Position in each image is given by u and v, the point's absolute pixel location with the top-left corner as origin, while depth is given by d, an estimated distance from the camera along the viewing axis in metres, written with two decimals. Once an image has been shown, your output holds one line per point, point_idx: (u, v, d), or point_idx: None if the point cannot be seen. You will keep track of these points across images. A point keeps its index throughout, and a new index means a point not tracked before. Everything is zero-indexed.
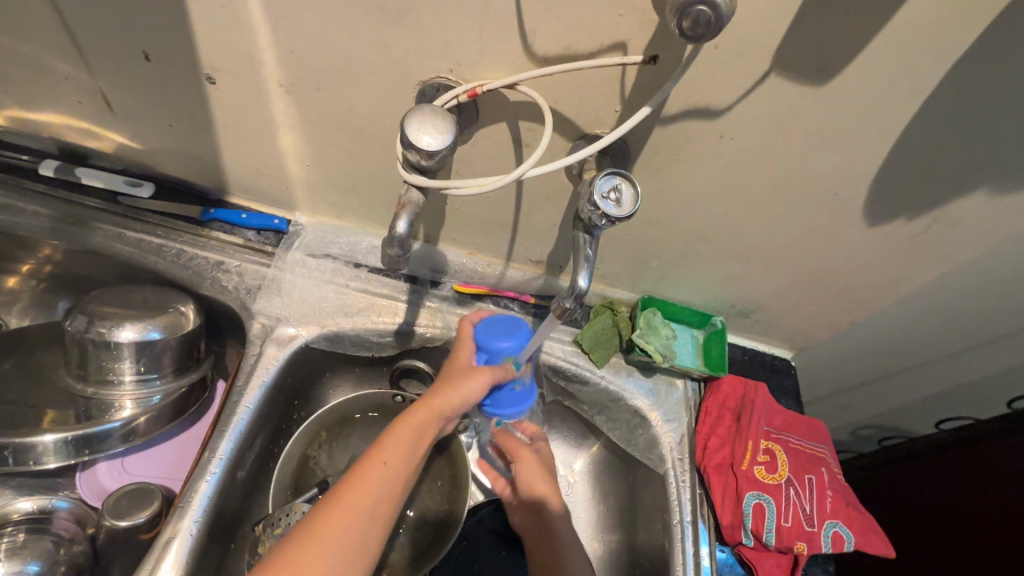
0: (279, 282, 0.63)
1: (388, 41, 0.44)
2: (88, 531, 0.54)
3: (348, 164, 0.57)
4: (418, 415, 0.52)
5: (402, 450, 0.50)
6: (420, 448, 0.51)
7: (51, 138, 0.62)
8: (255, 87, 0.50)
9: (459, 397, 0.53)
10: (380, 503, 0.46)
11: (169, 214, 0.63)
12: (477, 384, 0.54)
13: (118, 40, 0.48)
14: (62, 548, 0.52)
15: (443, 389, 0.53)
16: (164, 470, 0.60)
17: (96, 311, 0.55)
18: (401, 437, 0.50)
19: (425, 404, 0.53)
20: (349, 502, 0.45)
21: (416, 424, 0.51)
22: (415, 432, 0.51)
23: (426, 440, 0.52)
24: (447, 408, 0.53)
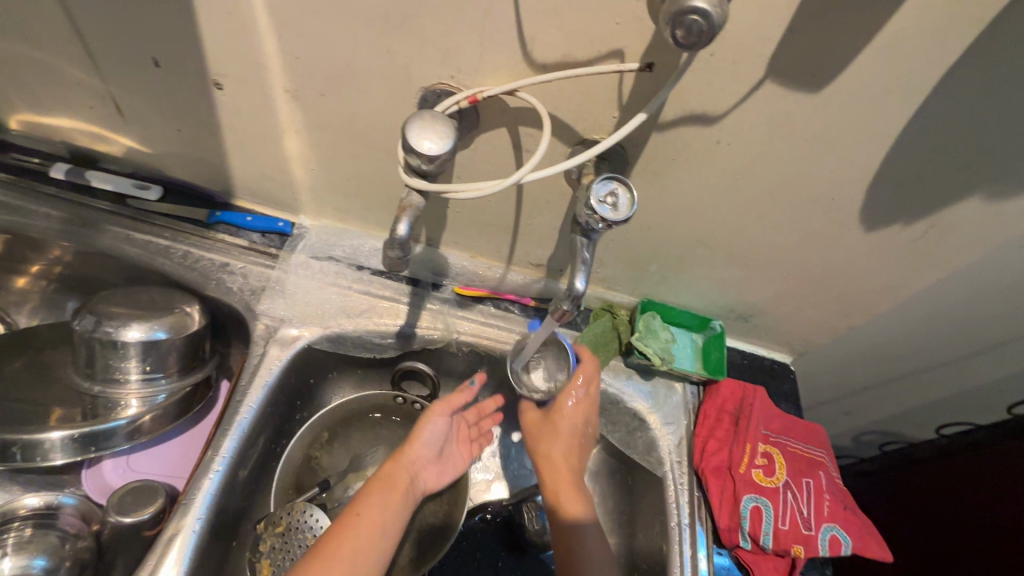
0: (282, 283, 0.64)
1: (391, 48, 0.45)
2: (90, 528, 0.54)
3: (351, 167, 0.58)
4: (383, 473, 0.58)
5: (376, 502, 0.55)
6: (395, 499, 0.56)
7: (62, 141, 0.63)
8: (262, 92, 0.51)
9: (419, 441, 0.61)
10: (362, 549, 0.51)
11: (175, 216, 0.64)
12: (435, 422, 0.62)
13: (128, 46, 0.49)
14: (67, 543, 0.53)
15: (406, 447, 0.61)
16: (169, 467, 0.60)
17: (104, 310, 0.56)
18: (371, 492, 0.55)
19: (388, 463, 0.59)
20: (331, 551, 0.49)
21: (382, 479, 0.57)
22: (384, 487, 0.56)
23: (401, 493, 0.57)
24: (412, 460, 0.60)
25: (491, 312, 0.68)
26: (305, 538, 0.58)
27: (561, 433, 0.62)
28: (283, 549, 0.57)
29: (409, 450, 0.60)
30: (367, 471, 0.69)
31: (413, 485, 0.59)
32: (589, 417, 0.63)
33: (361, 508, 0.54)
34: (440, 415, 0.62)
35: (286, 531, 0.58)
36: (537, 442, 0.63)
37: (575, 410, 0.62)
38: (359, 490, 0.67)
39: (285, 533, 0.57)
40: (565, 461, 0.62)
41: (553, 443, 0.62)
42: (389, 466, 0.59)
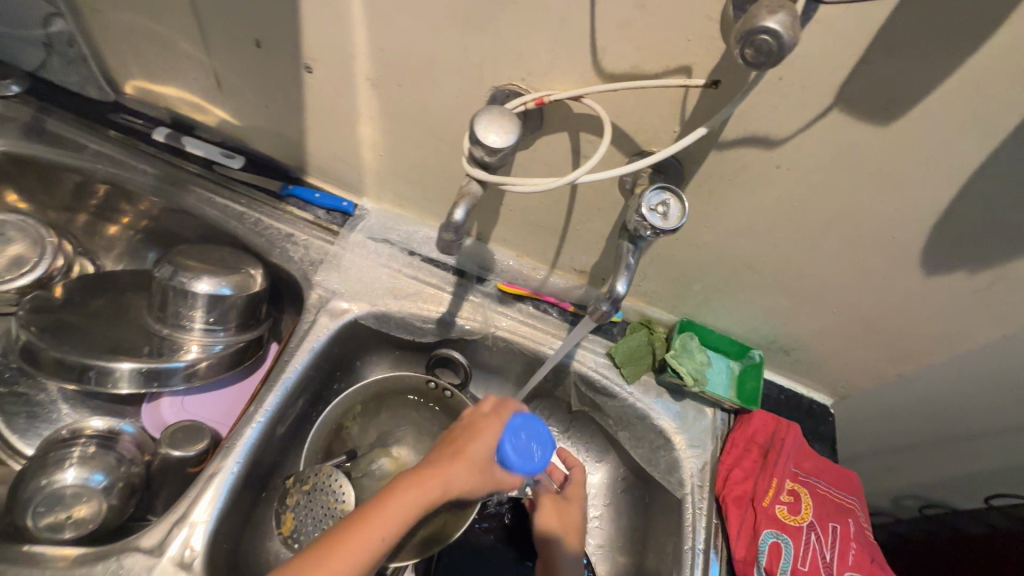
0: (339, 258, 0.68)
1: (469, 48, 0.48)
2: (145, 450, 0.57)
3: (417, 156, 0.61)
4: (427, 482, 0.50)
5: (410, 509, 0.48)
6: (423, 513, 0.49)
7: (167, 108, 0.70)
8: (346, 79, 0.55)
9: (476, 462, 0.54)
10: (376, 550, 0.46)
11: (253, 185, 0.70)
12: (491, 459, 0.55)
13: (237, 28, 0.55)
14: (122, 466, 0.55)
15: (459, 457, 0.53)
16: (216, 415, 0.64)
17: (180, 262, 0.62)
18: (411, 488, 0.49)
19: (431, 470, 0.51)
20: (344, 559, 0.44)
21: (422, 486, 0.49)
22: (421, 502, 0.49)
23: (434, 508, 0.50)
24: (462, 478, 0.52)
25: (529, 312, 0.70)
26: (327, 500, 0.60)
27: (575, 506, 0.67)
28: (307, 506, 0.59)
29: (453, 469, 0.52)
30: (392, 449, 0.71)
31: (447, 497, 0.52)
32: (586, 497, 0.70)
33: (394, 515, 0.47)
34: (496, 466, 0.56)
35: (312, 489, 0.61)
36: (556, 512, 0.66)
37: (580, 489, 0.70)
38: (383, 465, 0.69)
39: (310, 492, 0.60)
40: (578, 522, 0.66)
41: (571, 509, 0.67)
42: (434, 476, 0.51)
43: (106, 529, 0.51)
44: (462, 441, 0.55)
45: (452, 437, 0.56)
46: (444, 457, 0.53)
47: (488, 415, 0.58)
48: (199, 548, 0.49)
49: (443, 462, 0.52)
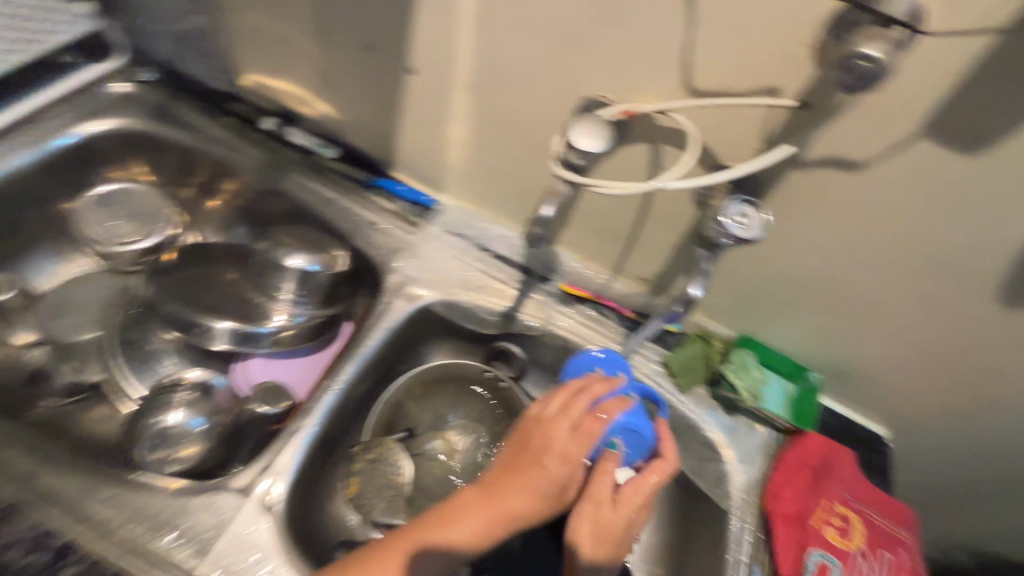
0: (416, 247, 0.73)
1: (567, 59, 0.52)
2: (238, 404, 0.63)
3: (500, 157, 0.66)
4: (487, 504, 0.55)
5: (466, 527, 0.54)
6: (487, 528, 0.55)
7: (276, 100, 0.77)
8: (446, 81, 0.60)
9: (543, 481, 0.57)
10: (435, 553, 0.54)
11: (345, 175, 0.76)
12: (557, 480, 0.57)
13: (353, 32, 0.61)
14: (218, 414, 0.61)
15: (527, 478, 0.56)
16: (296, 380, 0.70)
17: (280, 240, 0.71)
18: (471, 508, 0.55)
19: (497, 500, 0.55)
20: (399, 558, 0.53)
21: (487, 514, 0.55)
22: (482, 521, 0.55)
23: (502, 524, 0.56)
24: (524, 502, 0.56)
25: (590, 314, 0.72)
26: (387, 471, 0.65)
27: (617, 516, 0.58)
28: (370, 474, 0.65)
29: (519, 499, 0.56)
30: (446, 432, 0.74)
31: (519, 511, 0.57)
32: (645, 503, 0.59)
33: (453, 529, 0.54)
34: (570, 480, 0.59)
35: (376, 458, 0.66)
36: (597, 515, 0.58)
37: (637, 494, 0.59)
38: (437, 447, 0.72)
39: (373, 460, 0.65)
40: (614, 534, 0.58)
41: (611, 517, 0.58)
42: (498, 508, 0.55)
43: (202, 471, 0.57)
44: (537, 464, 0.57)
45: (526, 454, 0.58)
46: (511, 485, 0.56)
47: (569, 437, 0.57)
48: (280, 494, 0.53)
49: (508, 490, 0.56)
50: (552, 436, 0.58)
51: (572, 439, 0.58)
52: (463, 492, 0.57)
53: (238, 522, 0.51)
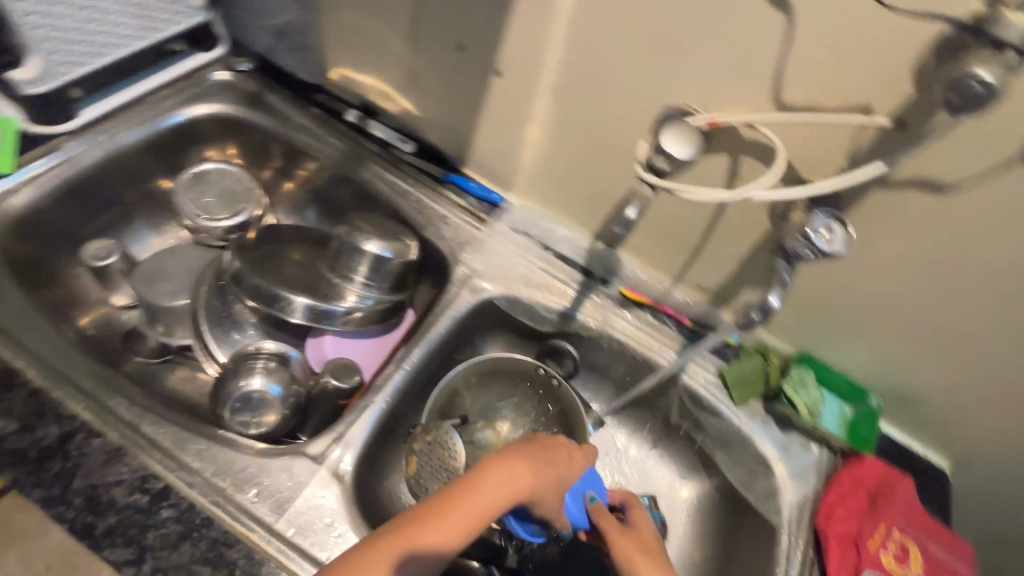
0: (483, 242, 0.76)
1: (656, 69, 0.53)
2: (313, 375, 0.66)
3: (574, 161, 0.68)
4: (512, 468, 0.50)
5: (488, 490, 0.47)
6: (516, 490, 0.49)
7: (359, 94, 0.81)
8: (530, 85, 0.63)
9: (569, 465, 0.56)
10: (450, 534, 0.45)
11: (420, 169, 0.80)
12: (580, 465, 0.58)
13: (446, 34, 0.64)
14: (294, 384, 0.64)
15: (552, 451, 0.55)
16: (365, 360, 0.74)
17: (355, 225, 0.73)
18: (488, 475, 0.48)
19: (524, 474, 0.50)
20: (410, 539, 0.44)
21: (510, 481, 0.49)
22: (511, 489, 0.49)
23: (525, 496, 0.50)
24: (560, 467, 0.54)
25: (647, 320, 0.73)
26: (444, 454, 0.66)
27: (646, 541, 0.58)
28: (427, 454, 0.67)
29: (550, 471, 0.53)
30: (496, 421, 0.78)
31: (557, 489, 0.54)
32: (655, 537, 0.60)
33: (477, 494, 0.47)
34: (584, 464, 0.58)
35: (433, 440, 0.67)
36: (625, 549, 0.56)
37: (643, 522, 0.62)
38: (488, 435, 0.77)
39: (432, 442, 0.67)
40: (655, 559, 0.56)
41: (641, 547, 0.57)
42: (529, 466, 0.51)
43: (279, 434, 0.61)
44: (552, 458, 0.54)
45: (544, 443, 0.56)
46: (541, 458, 0.53)
47: (578, 444, 0.59)
48: (350, 465, 0.57)
49: (539, 459, 0.53)
50: (568, 433, 0.59)
51: (576, 447, 0.59)
52: (487, 459, 0.50)
53: (307, 488, 0.54)
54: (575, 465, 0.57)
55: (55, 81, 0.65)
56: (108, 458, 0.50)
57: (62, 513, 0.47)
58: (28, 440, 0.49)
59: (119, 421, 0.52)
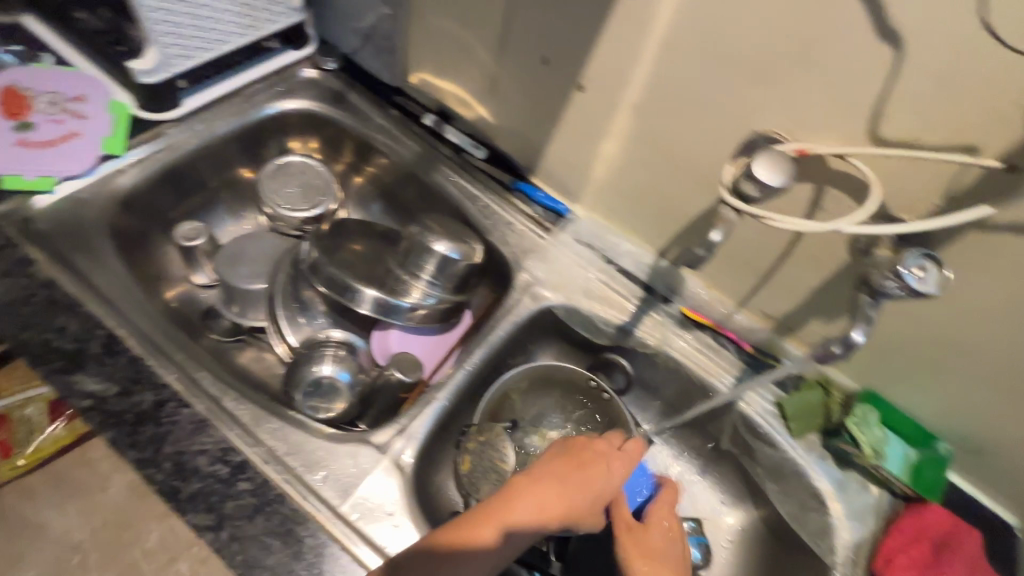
0: (547, 251, 0.77)
1: (747, 94, 0.54)
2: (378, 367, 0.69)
3: (648, 178, 0.68)
4: (540, 491, 0.55)
5: (517, 510, 0.53)
6: (544, 513, 0.54)
7: (437, 98, 0.83)
8: (613, 101, 0.64)
9: (598, 479, 0.58)
10: (485, 547, 0.51)
11: (489, 174, 0.82)
12: (611, 476, 0.59)
13: (533, 47, 0.66)
14: (362, 373, 0.67)
15: (581, 471, 0.58)
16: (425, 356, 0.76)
17: (427, 225, 0.76)
18: (517, 496, 0.54)
19: (554, 499, 0.55)
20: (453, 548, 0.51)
21: (539, 504, 0.54)
22: (538, 513, 0.54)
23: (555, 520, 0.55)
24: (591, 485, 0.57)
25: (707, 342, 0.73)
26: (495, 456, 0.69)
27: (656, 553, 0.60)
28: (479, 454, 0.69)
29: (578, 490, 0.56)
30: (543, 429, 0.78)
31: (589, 505, 0.57)
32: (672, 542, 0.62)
33: (506, 514, 0.53)
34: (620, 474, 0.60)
35: (485, 441, 0.69)
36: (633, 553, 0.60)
37: (665, 528, 0.63)
38: (534, 443, 0.76)
39: (484, 442, 0.69)
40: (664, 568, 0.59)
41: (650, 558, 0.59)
42: (556, 491, 0.56)
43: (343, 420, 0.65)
44: (586, 471, 0.58)
45: (578, 457, 0.59)
46: (569, 478, 0.57)
47: (618, 453, 0.61)
48: (410, 459, 0.59)
49: (567, 481, 0.57)
50: (603, 447, 0.61)
51: (616, 454, 0.61)
52: (516, 479, 0.56)
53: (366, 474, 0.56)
54: (606, 480, 0.58)
55: (166, 72, 0.69)
56: (194, 427, 0.53)
57: (152, 476, 0.50)
58: (125, 404, 0.53)
59: (205, 394, 0.56)
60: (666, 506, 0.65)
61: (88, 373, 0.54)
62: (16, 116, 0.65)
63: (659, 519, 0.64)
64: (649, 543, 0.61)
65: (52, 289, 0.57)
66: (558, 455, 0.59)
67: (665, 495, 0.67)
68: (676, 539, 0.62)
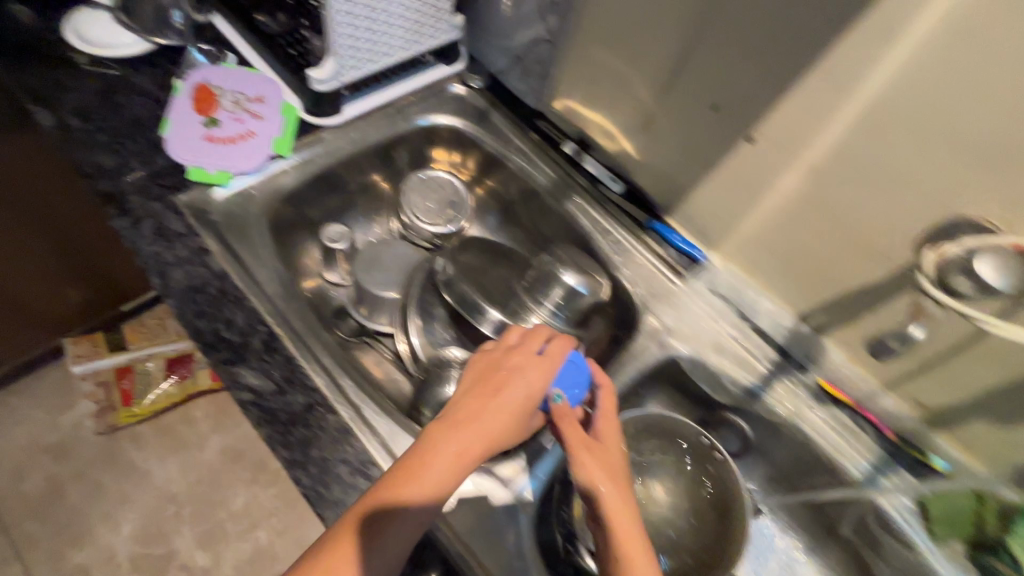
0: (677, 298, 0.75)
1: (958, 176, 0.49)
2: None
3: (806, 240, 0.64)
4: (455, 426, 0.53)
5: (437, 453, 0.51)
6: (467, 448, 0.52)
7: (579, 126, 0.82)
8: (786, 159, 0.60)
9: (518, 392, 0.57)
10: (414, 501, 0.49)
11: (624, 209, 0.80)
12: (530, 384, 0.58)
13: (704, 92, 0.63)
14: None
15: (491, 390, 0.57)
16: None
17: (559, 256, 0.75)
18: (435, 436, 0.52)
19: (471, 432, 0.53)
20: (378, 511, 0.48)
21: (458, 442, 0.52)
22: (461, 449, 0.52)
23: (479, 453, 0.53)
24: (504, 399, 0.56)
25: (843, 421, 0.68)
26: None
27: (612, 466, 0.54)
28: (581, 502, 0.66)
29: (493, 412, 0.55)
30: (646, 478, 0.76)
31: (515, 423, 0.56)
32: (619, 456, 0.56)
33: (427, 457, 0.51)
34: (542, 380, 0.58)
35: None
36: (585, 464, 0.54)
37: (609, 437, 0.58)
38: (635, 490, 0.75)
39: None
40: (620, 484, 0.53)
41: (603, 471, 0.53)
42: (470, 422, 0.54)
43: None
44: (500, 392, 0.56)
45: (485, 385, 0.57)
46: (481, 410, 0.55)
47: (533, 361, 0.59)
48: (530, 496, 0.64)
49: (480, 406, 0.55)
50: (517, 363, 0.59)
51: (535, 365, 0.59)
52: (434, 424, 0.54)
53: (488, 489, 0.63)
54: (525, 393, 0.57)
55: (338, 81, 0.72)
56: (339, 435, 0.55)
57: (299, 480, 0.52)
58: (280, 402, 0.56)
59: (348, 403, 0.57)
60: (611, 414, 0.60)
61: (250, 366, 0.57)
62: (205, 112, 0.71)
63: (603, 429, 0.58)
64: (602, 453, 0.55)
65: (223, 282, 0.61)
66: (463, 395, 0.56)
67: (604, 400, 0.61)
68: (619, 453, 0.57)
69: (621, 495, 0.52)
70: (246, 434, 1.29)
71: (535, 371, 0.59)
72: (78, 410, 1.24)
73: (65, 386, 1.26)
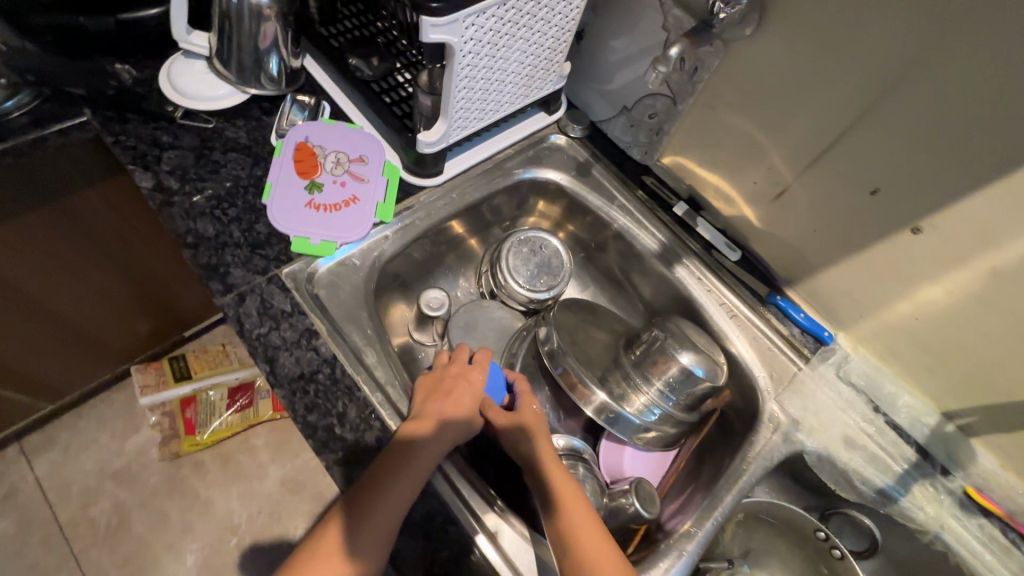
0: (803, 385, 0.69)
1: None
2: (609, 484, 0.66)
3: (968, 340, 0.58)
4: (418, 432, 0.54)
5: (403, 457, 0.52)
6: (431, 450, 0.54)
7: (691, 185, 0.76)
8: (958, 256, 0.54)
9: (459, 395, 0.59)
10: (389, 505, 0.50)
11: (740, 279, 0.74)
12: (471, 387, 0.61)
13: (862, 174, 0.57)
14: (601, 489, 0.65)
15: (438, 396, 0.59)
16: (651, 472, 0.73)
17: (674, 332, 0.69)
18: (396, 444, 0.53)
19: (432, 433, 0.55)
20: (356, 524, 0.49)
21: (423, 443, 0.54)
22: (426, 449, 0.54)
23: (441, 450, 0.55)
24: (451, 401, 0.58)
25: (993, 534, 0.62)
26: None
27: (546, 445, 0.59)
28: None
29: (449, 416, 0.57)
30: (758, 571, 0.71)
31: (467, 424, 0.58)
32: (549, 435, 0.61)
33: (393, 463, 0.52)
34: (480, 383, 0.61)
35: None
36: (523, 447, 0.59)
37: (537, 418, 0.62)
38: None
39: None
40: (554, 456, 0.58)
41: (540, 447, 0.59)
42: (431, 424, 0.55)
43: None
44: (448, 398, 0.59)
45: (436, 391, 0.59)
46: (437, 412, 0.57)
47: (465, 368, 0.63)
48: None
49: (433, 411, 0.57)
50: (455, 372, 0.62)
51: (469, 373, 0.62)
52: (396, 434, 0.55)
53: None
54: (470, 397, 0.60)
55: (446, 140, 0.66)
56: (459, 553, 0.54)
57: None
58: None
59: (467, 510, 0.56)
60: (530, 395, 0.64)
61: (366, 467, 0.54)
62: (307, 174, 0.67)
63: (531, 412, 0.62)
64: (535, 432, 0.60)
65: (332, 367, 0.58)
66: (419, 401, 0.58)
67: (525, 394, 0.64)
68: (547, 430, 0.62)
69: (554, 465, 0.57)
70: (305, 465, 1.27)
71: (468, 374, 0.62)
72: (141, 436, 1.24)
73: (129, 410, 1.25)
